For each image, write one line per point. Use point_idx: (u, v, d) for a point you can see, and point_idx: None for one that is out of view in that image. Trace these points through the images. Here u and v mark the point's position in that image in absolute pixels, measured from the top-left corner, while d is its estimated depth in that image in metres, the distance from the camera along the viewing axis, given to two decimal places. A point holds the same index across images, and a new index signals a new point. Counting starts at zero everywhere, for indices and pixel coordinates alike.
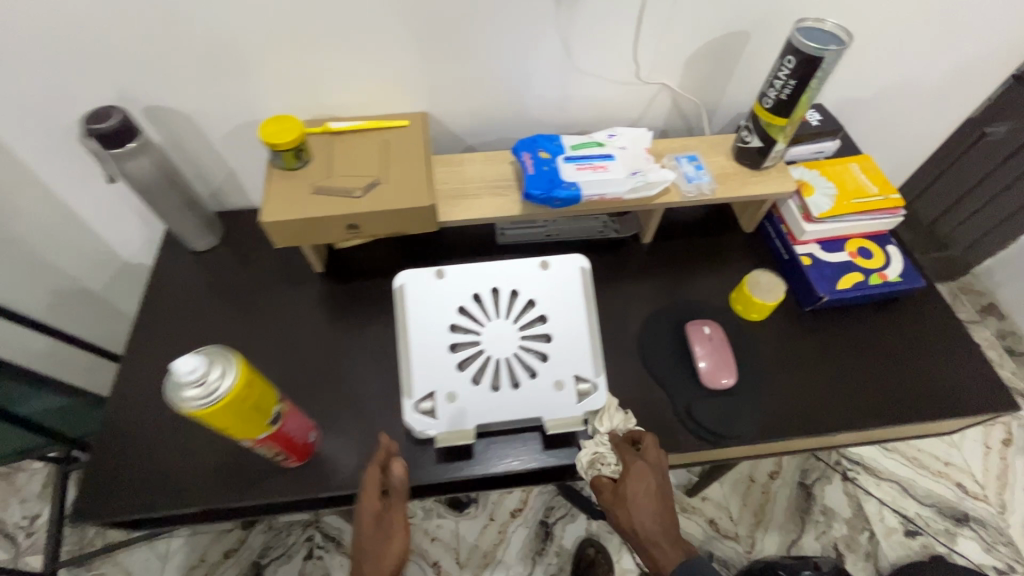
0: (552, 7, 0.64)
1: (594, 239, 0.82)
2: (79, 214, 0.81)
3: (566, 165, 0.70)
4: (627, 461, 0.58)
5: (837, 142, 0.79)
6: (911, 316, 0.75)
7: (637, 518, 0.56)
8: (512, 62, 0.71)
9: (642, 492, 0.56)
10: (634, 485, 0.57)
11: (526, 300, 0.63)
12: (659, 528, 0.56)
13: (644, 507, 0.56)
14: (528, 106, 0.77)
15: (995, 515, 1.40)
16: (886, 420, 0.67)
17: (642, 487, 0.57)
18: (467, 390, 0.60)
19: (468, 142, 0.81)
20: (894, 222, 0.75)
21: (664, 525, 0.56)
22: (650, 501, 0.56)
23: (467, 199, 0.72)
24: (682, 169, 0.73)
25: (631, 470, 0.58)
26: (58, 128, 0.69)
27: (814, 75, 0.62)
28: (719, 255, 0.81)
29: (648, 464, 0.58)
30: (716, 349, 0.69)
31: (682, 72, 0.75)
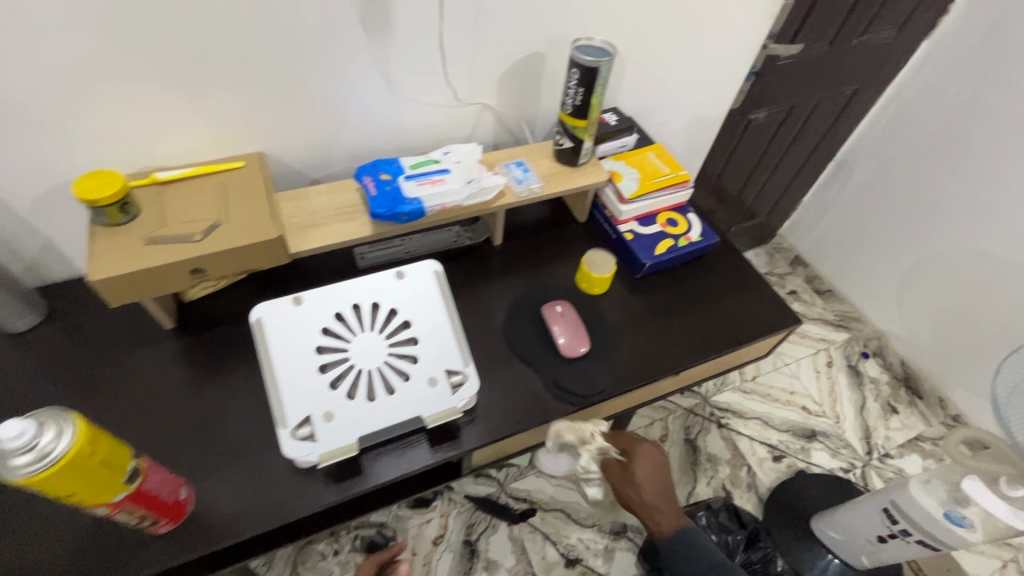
0: (366, 44, 0.71)
1: (450, 248, 0.88)
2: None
3: (407, 183, 0.76)
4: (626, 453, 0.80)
5: (634, 136, 0.95)
6: (716, 267, 0.91)
7: (644, 492, 0.78)
8: (340, 97, 0.76)
9: (644, 470, 0.78)
10: (640, 465, 0.78)
11: (389, 310, 0.66)
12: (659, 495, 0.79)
13: (648, 483, 0.78)
14: (364, 135, 0.82)
15: (834, 425, 1.68)
16: (711, 354, 0.81)
17: (642, 468, 0.78)
18: (344, 406, 0.61)
19: (312, 176, 0.84)
20: (687, 193, 0.92)
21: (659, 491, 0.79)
22: (652, 476, 0.79)
23: (317, 228, 0.74)
24: (512, 174, 0.83)
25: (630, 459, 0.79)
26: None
27: (596, 81, 0.76)
28: (562, 245, 0.92)
29: (641, 451, 0.79)
30: (570, 324, 0.78)
31: (497, 92, 0.86)
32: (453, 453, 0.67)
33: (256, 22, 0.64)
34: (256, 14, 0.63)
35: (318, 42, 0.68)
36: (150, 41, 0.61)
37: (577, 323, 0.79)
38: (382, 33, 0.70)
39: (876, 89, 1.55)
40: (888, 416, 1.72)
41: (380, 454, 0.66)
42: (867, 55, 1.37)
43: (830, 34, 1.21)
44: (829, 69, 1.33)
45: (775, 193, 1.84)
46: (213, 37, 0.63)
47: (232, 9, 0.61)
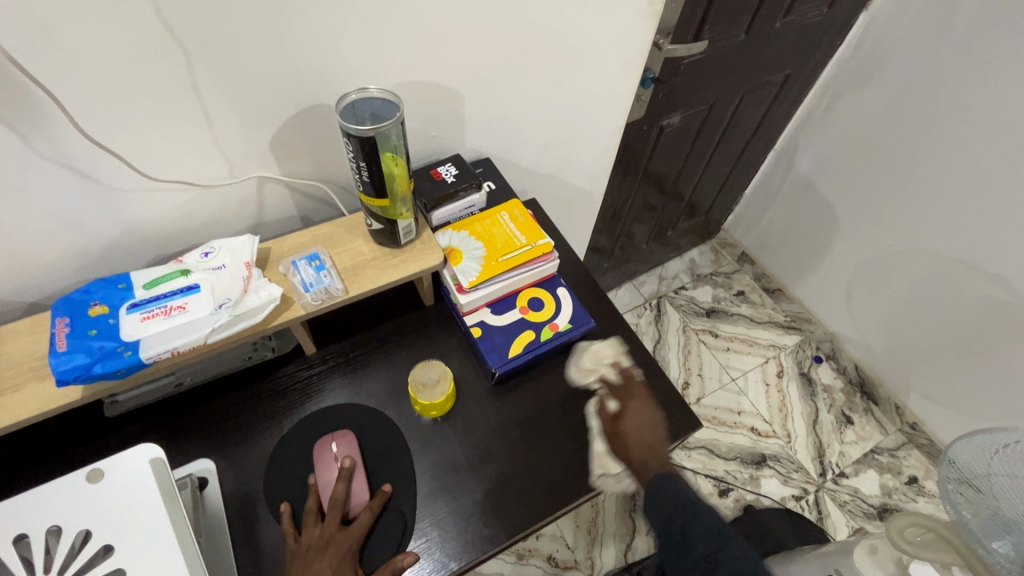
0: (15, 136, 0.47)
1: (245, 367, 0.67)
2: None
3: (128, 317, 0.54)
4: (636, 392, 0.66)
5: (484, 193, 0.73)
6: (597, 358, 0.72)
7: (631, 424, 0.63)
8: (13, 204, 0.52)
9: (643, 410, 0.64)
10: (641, 401, 0.65)
11: (79, 532, 0.46)
12: (639, 437, 0.62)
13: (641, 423, 0.63)
14: (88, 242, 0.59)
15: (785, 446, 1.54)
16: (582, 488, 0.63)
17: (644, 410, 0.64)
18: None
19: (28, 302, 0.61)
20: (554, 264, 0.71)
21: (639, 434, 0.62)
22: (644, 423, 0.63)
23: (1, 396, 0.52)
24: (300, 275, 0.61)
25: (638, 401, 0.65)
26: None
27: (380, 152, 0.54)
28: (400, 344, 0.71)
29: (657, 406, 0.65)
30: (341, 467, 0.59)
31: (276, 161, 0.63)
32: None
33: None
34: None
35: None
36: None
37: (359, 468, 0.60)
38: (32, 117, 0.47)
39: (812, 70, 1.34)
40: (843, 428, 1.60)
41: None
42: (793, 38, 1.15)
43: (743, 22, 0.99)
44: (749, 60, 1.12)
45: (712, 191, 1.64)
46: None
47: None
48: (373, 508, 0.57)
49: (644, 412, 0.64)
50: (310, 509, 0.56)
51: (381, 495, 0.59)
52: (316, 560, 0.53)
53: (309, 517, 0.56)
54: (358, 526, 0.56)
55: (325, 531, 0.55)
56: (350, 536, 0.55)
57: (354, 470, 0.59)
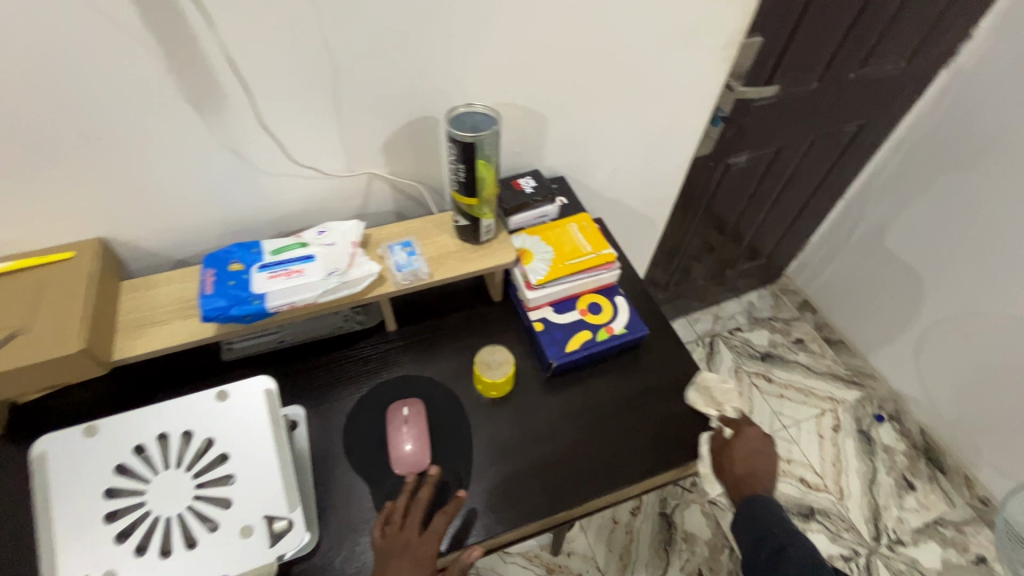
0: (201, 120, 0.61)
1: (335, 334, 0.77)
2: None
3: (259, 274, 0.65)
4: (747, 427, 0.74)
5: (557, 205, 0.81)
6: (646, 364, 0.77)
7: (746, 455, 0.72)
8: (185, 175, 0.66)
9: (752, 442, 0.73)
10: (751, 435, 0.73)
11: (204, 440, 0.56)
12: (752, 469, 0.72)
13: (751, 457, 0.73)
14: (229, 213, 0.72)
15: (836, 503, 1.48)
16: (621, 480, 0.68)
17: (757, 434, 0.74)
18: (129, 566, 0.51)
19: (175, 258, 0.74)
20: (614, 274, 0.78)
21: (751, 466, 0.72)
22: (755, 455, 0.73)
23: (154, 327, 0.65)
24: (394, 258, 0.71)
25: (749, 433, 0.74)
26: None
27: (477, 158, 0.64)
28: (468, 331, 0.79)
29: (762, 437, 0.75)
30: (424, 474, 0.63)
31: (385, 161, 0.74)
32: None
33: (41, 105, 0.54)
34: (34, 96, 0.53)
35: (136, 120, 0.59)
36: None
37: (413, 452, 0.66)
38: (215, 108, 0.60)
39: (887, 122, 1.35)
40: (903, 493, 1.51)
41: None
42: (868, 90, 1.18)
43: (816, 70, 1.04)
44: (820, 107, 1.15)
45: (775, 235, 1.64)
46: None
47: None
48: (447, 515, 0.60)
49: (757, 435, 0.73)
50: (394, 511, 0.60)
51: (455, 502, 0.61)
52: (397, 560, 0.57)
53: (392, 519, 0.60)
54: (434, 531, 0.59)
55: (404, 536, 0.58)
56: (426, 541, 0.59)
57: (409, 452, 0.66)
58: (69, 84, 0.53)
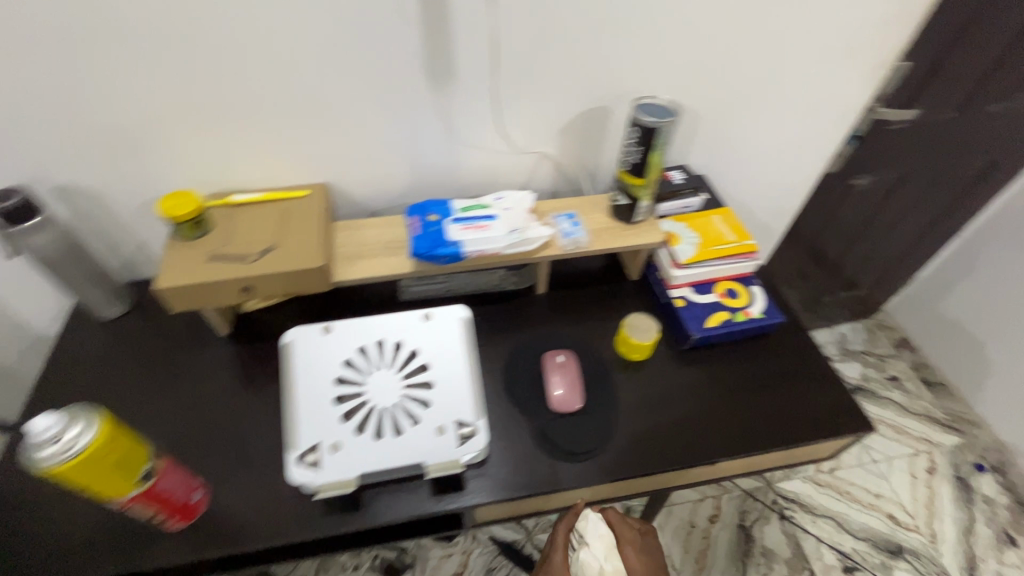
0: (432, 92, 0.74)
1: (492, 292, 0.88)
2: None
3: (452, 226, 0.77)
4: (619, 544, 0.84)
5: (701, 197, 0.89)
6: (776, 351, 0.82)
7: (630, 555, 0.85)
8: (404, 137, 0.79)
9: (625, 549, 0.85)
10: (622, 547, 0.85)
11: (410, 350, 0.68)
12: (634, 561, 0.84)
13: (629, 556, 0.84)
14: (422, 176, 0.85)
15: (927, 545, 1.42)
16: (752, 447, 0.73)
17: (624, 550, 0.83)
18: (350, 440, 0.63)
19: (370, 209, 0.88)
20: (753, 264, 0.84)
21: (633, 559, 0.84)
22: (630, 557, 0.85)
23: (363, 260, 0.77)
24: (561, 226, 0.81)
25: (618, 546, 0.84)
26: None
27: (656, 142, 0.73)
28: (608, 302, 0.88)
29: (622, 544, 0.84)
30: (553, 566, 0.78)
31: (558, 143, 0.85)
32: (452, 505, 0.66)
33: (320, 66, 0.69)
34: (320, 60, 0.68)
35: (380, 86, 0.72)
36: (223, 75, 0.67)
37: (563, 395, 0.73)
38: (441, 83, 0.73)
39: None
40: (1003, 548, 1.43)
41: (383, 492, 0.67)
42: None
43: (956, 99, 1.06)
44: (953, 137, 1.16)
45: (882, 273, 1.61)
46: (279, 76, 0.69)
47: (300, 53, 0.67)
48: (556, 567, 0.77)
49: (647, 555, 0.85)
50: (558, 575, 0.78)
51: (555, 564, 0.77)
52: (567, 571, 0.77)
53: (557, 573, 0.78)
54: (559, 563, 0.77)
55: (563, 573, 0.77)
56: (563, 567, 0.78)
57: (559, 396, 0.73)
58: (343, 51, 0.68)
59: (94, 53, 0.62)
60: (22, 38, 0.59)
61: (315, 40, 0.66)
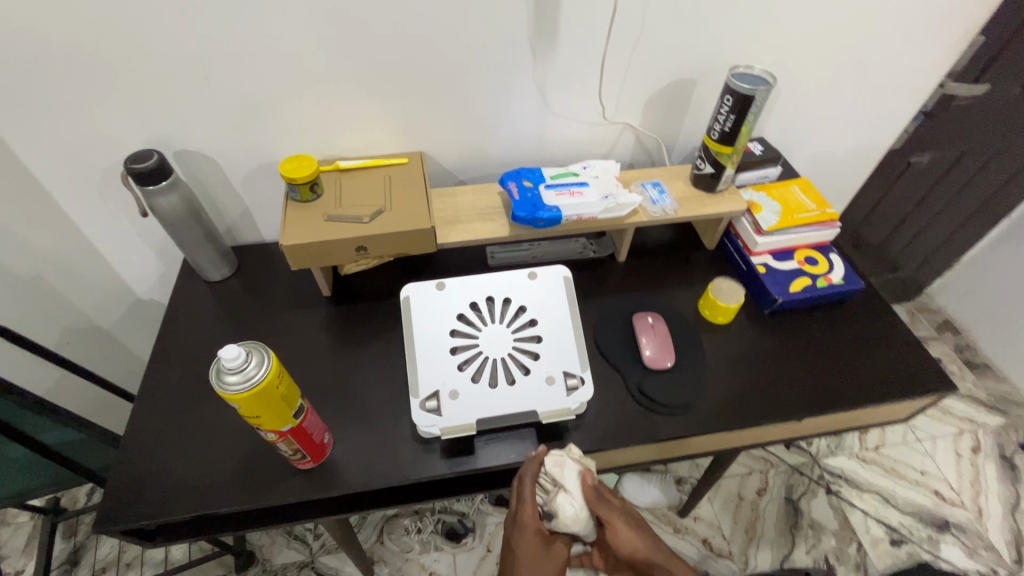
0: (536, 62, 0.77)
1: (574, 259, 0.91)
2: (91, 245, 0.88)
3: (547, 191, 0.81)
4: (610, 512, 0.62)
5: (779, 168, 0.91)
6: (855, 316, 0.85)
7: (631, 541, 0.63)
8: (502, 107, 0.82)
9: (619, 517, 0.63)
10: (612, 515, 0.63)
11: (518, 306, 0.71)
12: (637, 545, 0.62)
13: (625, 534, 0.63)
14: (512, 146, 0.88)
15: (973, 520, 1.44)
16: (839, 404, 0.76)
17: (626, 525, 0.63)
18: (468, 388, 0.66)
19: (458, 178, 0.92)
20: (832, 233, 0.87)
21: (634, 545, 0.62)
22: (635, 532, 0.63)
23: (461, 224, 0.81)
24: (647, 194, 0.85)
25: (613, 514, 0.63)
26: (78, 171, 0.77)
27: (749, 111, 0.75)
28: (688, 269, 0.91)
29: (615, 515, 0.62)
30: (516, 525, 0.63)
31: (642, 114, 0.88)
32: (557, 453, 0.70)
33: (433, 36, 0.72)
34: (433, 30, 0.71)
35: (485, 56, 0.75)
36: (345, 45, 0.71)
37: (654, 355, 0.77)
38: (543, 54, 0.76)
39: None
40: None
41: (491, 441, 0.71)
42: None
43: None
44: None
45: (932, 263, 1.58)
46: (394, 45, 0.72)
47: (418, 22, 0.70)
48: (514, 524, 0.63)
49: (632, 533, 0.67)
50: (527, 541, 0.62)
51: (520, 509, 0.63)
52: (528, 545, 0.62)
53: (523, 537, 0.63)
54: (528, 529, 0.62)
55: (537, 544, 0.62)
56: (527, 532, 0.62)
57: (649, 356, 0.77)
58: (456, 21, 0.71)
59: (230, 21, 0.66)
60: (171, 5, 0.63)
61: (430, 8, 0.69)
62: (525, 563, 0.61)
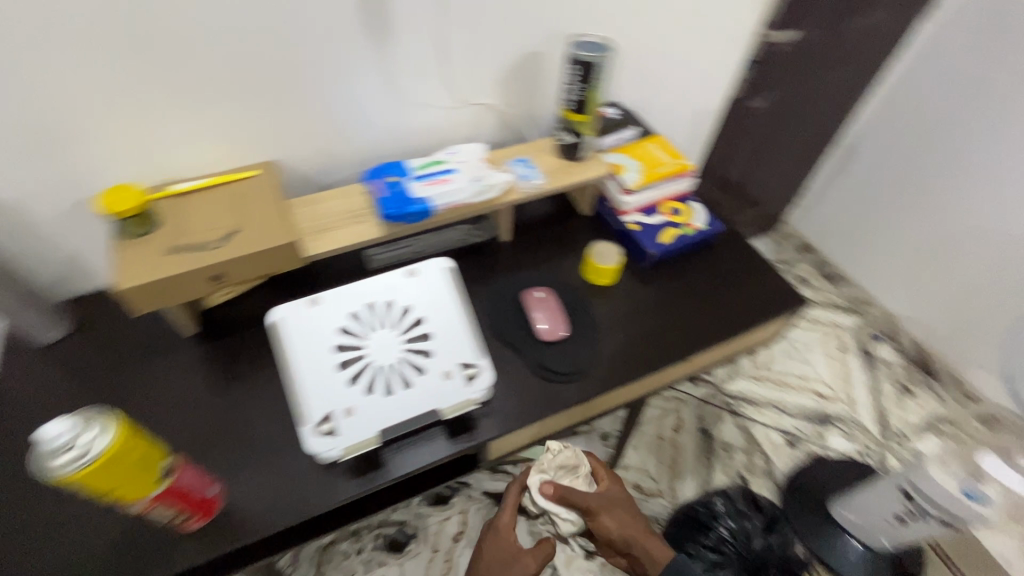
0: (374, 54, 0.73)
1: (457, 247, 0.90)
2: None
3: (414, 183, 0.78)
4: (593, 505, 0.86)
5: (633, 129, 0.96)
6: (719, 255, 0.92)
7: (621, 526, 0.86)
8: (349, 104, 0.77)
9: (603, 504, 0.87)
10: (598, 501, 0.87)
11: (402, 307, 0.69)
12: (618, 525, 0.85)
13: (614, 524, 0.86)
14: (371, 142, 0.84)
15: (848, 410, 1.60)
16: (716, 338, 0.83)
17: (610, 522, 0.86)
18: (363, 401, 0.63)
19: (319, 183, 0.86)
20: (689, 182, 0.93)
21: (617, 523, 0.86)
22: (621, 517, 0.87)
23: (329, 232, 0.76)
24: (516, 171, 0.85)
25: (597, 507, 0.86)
26: None
27: (594, 77, 0.78)
28: (568, 238, 0.93)
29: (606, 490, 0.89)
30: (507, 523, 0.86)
31: (498, 93, 0.87)
32: (469, 444, 0.70)
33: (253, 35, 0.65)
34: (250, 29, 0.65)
35: (318, 51, 0.70)
36: (148, 55, 0.62)
37: (548, 328, 0.78)
38: (381, 43, 0.72)
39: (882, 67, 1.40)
40: (905, 398, 1.61)
41: (400, 449, 0.69)
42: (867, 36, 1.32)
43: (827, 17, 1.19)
44: None
45: (783, 194, 1.71)
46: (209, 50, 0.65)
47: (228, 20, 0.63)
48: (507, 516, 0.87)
49: (623, 513, 0.88)
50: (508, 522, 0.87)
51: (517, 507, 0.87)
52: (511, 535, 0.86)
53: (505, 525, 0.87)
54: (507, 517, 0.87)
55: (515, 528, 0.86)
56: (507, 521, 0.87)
57: (545, 329, 0.79)
58: (276, 17, 0.65)
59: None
60: None
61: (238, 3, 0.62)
62: (491, 562, 0.83)
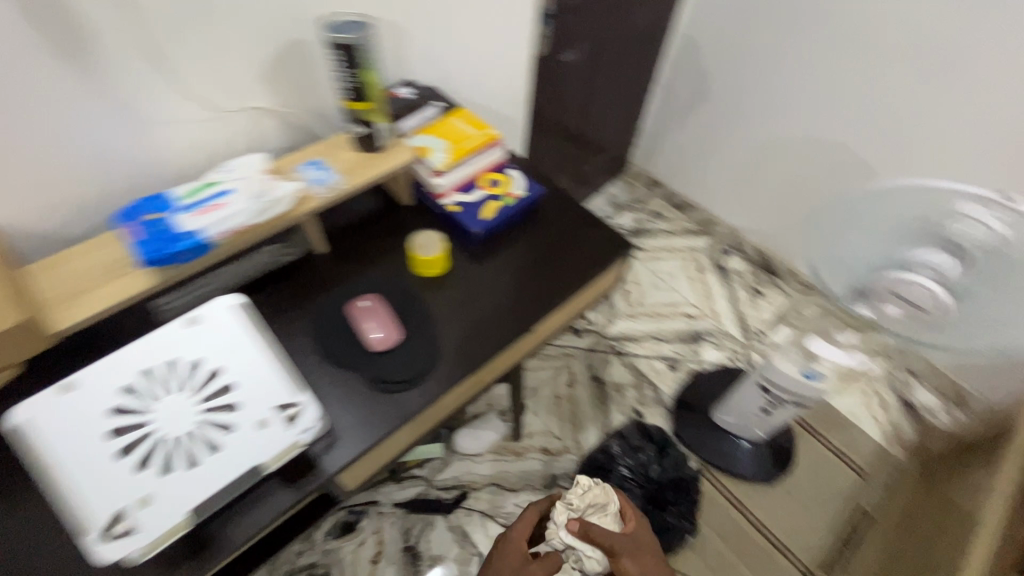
0: (71, 78, 0.60)
1: (266, 271, 0.80)
2: None
3: (180, 216, 0.67)
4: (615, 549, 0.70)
5: (435, 106, 0.91)
6: (547, 218, 0.92)
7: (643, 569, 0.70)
8: (67, 141, 0.64)
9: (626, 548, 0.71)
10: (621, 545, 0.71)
11: (191, 363, 0.60)
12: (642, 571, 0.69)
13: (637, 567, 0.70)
14: (122, 177, 0.71)
15: (715, 322, 1.59)
16: (554, 301, 0.83)
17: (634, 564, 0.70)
18: (160, 485, 0.54)
19: (69, 237, 0.71)
20: (501, 151, 0.91)
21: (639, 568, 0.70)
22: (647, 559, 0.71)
23: (85, 295, 0.64)
24: (307, 177, 0.77)
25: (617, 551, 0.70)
26: None
27: (361, 61, 0.71)
28: (391, 233, 0.87)
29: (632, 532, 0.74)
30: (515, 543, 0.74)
31: (267, 93, 0.77)
32: (312, 488, 0.63)
33: None
34: None
35: None
36: None
37: (381, 336, 0.73)
38: (80, 60, 0.60)
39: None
40: (757, 299, 1.65)
41: (232, 516, 0.61)
42: None
43: None
44: None
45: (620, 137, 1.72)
46: None
47: None
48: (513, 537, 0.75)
49: (653, 564, 0.71)
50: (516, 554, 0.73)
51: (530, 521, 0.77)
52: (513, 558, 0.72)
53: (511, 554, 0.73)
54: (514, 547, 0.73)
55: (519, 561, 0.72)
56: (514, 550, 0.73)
57: (378, 337, 0.73)
58: None
59: None
60: None
61: None
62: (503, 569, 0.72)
